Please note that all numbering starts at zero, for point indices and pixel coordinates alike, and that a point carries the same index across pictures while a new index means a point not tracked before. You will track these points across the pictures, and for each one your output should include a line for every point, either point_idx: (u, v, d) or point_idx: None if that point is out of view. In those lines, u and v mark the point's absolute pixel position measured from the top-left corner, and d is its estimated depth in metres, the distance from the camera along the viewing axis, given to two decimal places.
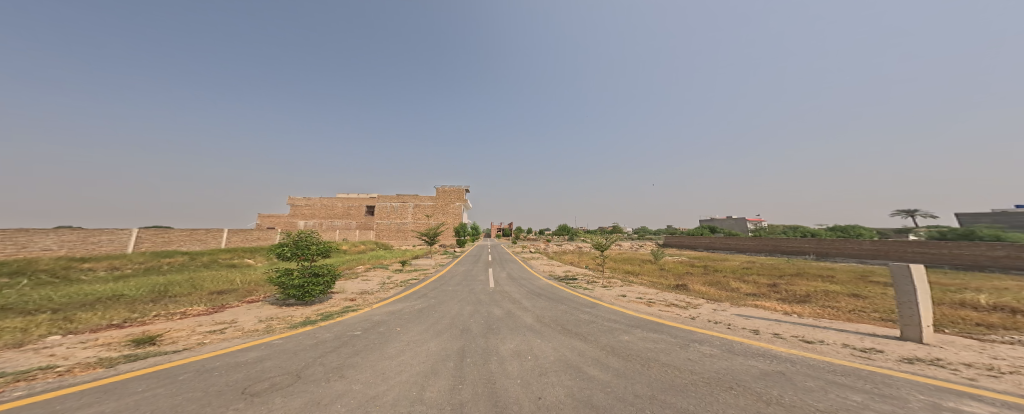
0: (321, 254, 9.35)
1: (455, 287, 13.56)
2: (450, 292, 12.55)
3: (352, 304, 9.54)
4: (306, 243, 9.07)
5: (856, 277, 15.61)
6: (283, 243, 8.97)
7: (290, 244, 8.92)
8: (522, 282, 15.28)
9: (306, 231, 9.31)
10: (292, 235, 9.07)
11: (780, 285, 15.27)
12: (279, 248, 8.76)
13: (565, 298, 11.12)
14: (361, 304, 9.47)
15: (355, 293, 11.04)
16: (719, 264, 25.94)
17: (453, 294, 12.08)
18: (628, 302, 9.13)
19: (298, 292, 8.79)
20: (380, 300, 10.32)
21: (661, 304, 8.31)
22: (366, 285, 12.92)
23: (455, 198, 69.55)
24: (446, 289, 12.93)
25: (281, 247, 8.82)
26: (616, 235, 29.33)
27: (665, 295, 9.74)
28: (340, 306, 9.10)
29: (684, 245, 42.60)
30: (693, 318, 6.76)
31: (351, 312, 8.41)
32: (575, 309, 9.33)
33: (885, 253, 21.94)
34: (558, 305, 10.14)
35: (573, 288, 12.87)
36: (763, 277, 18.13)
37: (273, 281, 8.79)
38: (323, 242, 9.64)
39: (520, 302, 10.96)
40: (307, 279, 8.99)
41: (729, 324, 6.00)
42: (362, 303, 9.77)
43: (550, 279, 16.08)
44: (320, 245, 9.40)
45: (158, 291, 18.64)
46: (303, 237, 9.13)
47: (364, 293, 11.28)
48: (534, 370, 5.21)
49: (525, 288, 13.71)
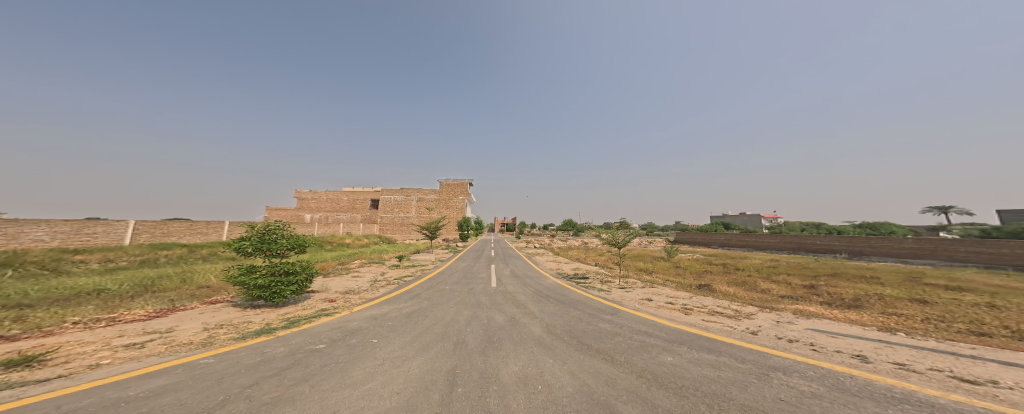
0: (295, 249, 8.01)
1: (452, 286, 12.10)
2: (445, 292, 11.04)
3: (329, 307, 8.17)
4: (274, 237, 7.71)
5: (906, 279, 13.82)
6: (245, 236, 7.59)
7: (253, 238, 7.55)
8: (528, 280, 13.84)
9: (275, 222, 7.93)
10: (258, 228, 7.69)
11: (819, 286, 13.58)
12: (239, 242, 7.37)
13: (578, 301, 9.61)
14: (340, 308, 8.09)
15: (335, 293, 9.71)
16: (739, 261, 24.19)
17: (448, 295, 10.58)
18: (658, 309, 7.54)
19: (265, 293, 7.49)
20: (364, 302, 8.93)
21: (701, 315, 6.74)
22: (353, 283, 11.59)
23: (460, 192, 68.32)
24: (444, 289, 11.48)
25: (242, 241, 7.44)
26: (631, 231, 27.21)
27: (700, 299, 8.19)
28: (314, 310, 7.74)
29: (698, 241, 40.71)
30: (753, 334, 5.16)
31: (323, 318, 7.01)
32: (592, 316, 7.82)
33: (928, 252, 19.98)
34: (571, 311, 8.62)
35: (586, 289, 11.36)
36: (795, 276, 16.44)
37: (234, 280, 7.44)
38: (297, 235, 8.31)
39: (526, 306, 9.50)
40: (278, 277, 7.70)
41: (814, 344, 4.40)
42: (342, 305, 8.45)
43: (558, 278, 14.55)
44: (293, 238, 8.07)
45: (144, 285, 17.56)
46: (270, 230, 7.77)
47: (348, 293, 9.93)
48: (548, 410, 3.72)
49: (531, 288, 12.25)
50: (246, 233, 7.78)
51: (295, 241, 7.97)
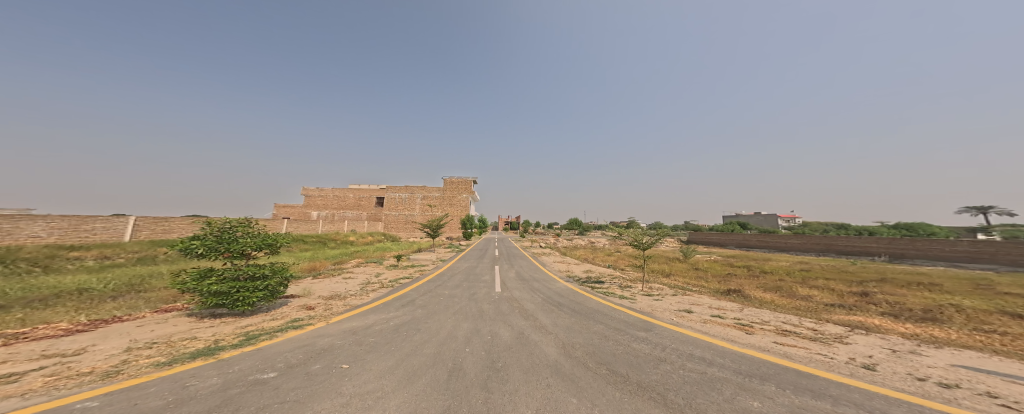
0: (265, 250, 6.84)
1: (452, 291, 10.77)
2: (442, 298, 9.69)
3: (299, 321, 6.85)
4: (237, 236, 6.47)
5: (974, 287, 12.08)
6: (199, 236, 6.27)
7: (209, 238, 6.25)
8: (536, 284, 12.45)
9: (238, 218, 6.65)
10: (215, 224, 6.38)
11: (872, 293, 11.98)
12: (192, 243, 6.08)
13: (599, 312, 8.18)
14: (312, 323, 6.77)
15: (310, 302, 8.46)
16: (764, 263, 22.42)
17: (448, 302, 9.26)
18: (707, 325, 6.16)
19: (227, 301, 6.36)
20: (342, 315, 7.58)
21: (770, 336, 5.32)
22: (338, 288, 10.34)
23: (465, 190, 67.01)
24: (442, 294, 10.16)
25: (196, 242, 6.15)
26: (649, 231, 25.39)
27: (750, 311, 6.77)
28: (280, 324, 6.48)
29: (713, 242, 38.83)
30: (871, 372, 3.74)
31: (285, 336, 5.68)
32: (621, 332, 6.41)
33: (986, 256, 18.05)
34: (592, 325, 7.21)
35: (605, 296, 9.98)
36: (837, 281, 14.72)
37: (187, 286, 6.22)
38: (268, 232, 7.08)
39: (536, 318, 8.09)
40: (244, 282, 6.56)
41: (998, 399, 2.95)
42: (316, 318, 7.24)
43: (571, 281, 13.15)
44: (262, 237, 6.85)
45: (132, 284, 16.48)
46: (232, 228, 6.50)
47: (328, 302, 8.67)
48: None
49: (542, 294, 10.85)
50: (201, 231, 6.45)
51: (266, 240, 6.80)
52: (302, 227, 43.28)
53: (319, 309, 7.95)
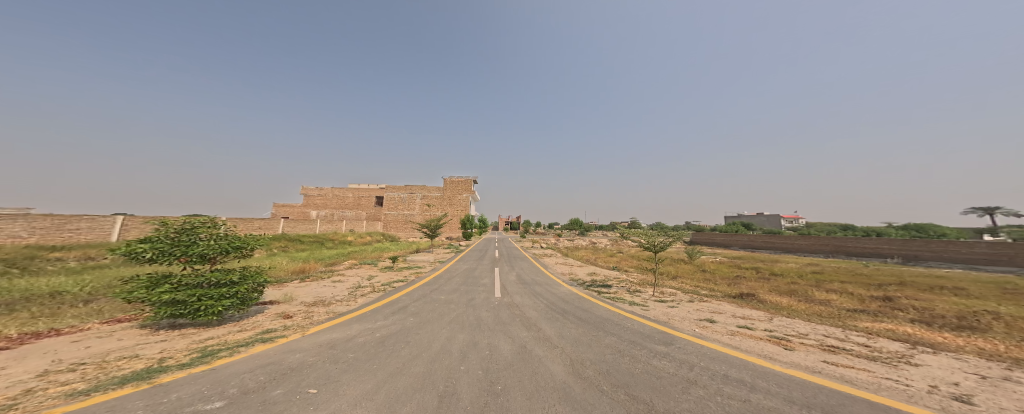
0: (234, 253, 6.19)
1: (446, 297, 10.00)
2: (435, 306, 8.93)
3: (270, 335, 6.05)
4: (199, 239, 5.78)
5: (1003, 292, 11.33)
6: (151, 239, 5.51)
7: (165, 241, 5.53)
8: (538, 288, 11.65)
9: (199, 219, 5.95)
10: (173, 225, 5.67)
11: (896, 297, 11.24)
12: (144, 248, 5.34)
13: (609, 322, 7.38)
14: (284, 337, 5.99)
15: (289, 309, 7.69)
16: (773, 265, 21.69)
17: (442, 310, 8.47)
18: (735, 338, 5.21)
19: (188, 310, 5.67)
20: (321, 326, 6.77)
21: (815, 353, 4.27)
22: (323, 294, 9.54)
23: (464, 189, 66.12)
24: (436, 301, 9.38)
25: (148, 246, 5.41)
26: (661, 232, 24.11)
27: (783, 322, 5.99)
28: (246, 337, 5.78)
29: (716, 242, 38.13)
30: (971, 408, 2.93)
31: (246, 354, 4.97)
32: (637, 347, 5.62)
33: (1005, 259, 17.32)
34: (603, 338, 6.42)
35: (613, 303, 9.17)
36: (854, 284, 13.98)
37: (137, 296, 5.43)
38: (236, 234, 6.42)
39: (539, 329, 7.28)
40: (209, 288, 5.89)
41: None
42: (290, 329, 6.49)
43: (575, 286, 12.34)
44: (230, 239, 6.20)
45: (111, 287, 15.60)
46: (192, 230, 5.79)
47: (309, 309, 7.88)
48: None
49: (544, 300, 10.06)
50: (154, 233, 5.67)
51: (235, 243, 6.16)
52: (298, 227, 42.32)
53: (297, 318, 7.18)
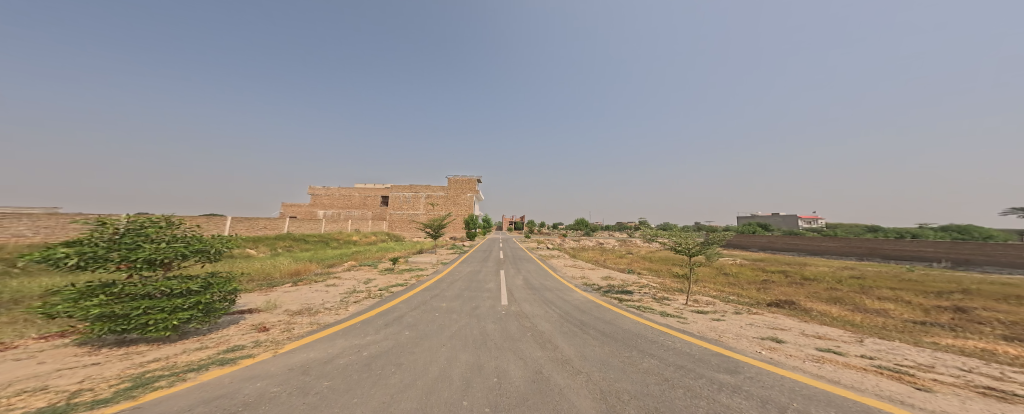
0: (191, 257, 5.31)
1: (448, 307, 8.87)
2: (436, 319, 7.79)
3: (234, 354, 4.93)
4: (151, 242, 4.97)
5: None
6: (85, 242, 4.59)
7: (104, 244, 4.65)
8: (550, 294, 10.48)
9: (151, 218, 5.14)
10: (112, 225, 4.83)
11: (965, 307, 9.78)
12: (76, 251, 4.44)
13: (641, 338, 6.18)
14: (252, 358, 4.89)
15: (268, 320, 6.59)
16: (801, 269, 20.11)
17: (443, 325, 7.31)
18: (826, 368, 3.91)
19: (136, 324, 4.69)
20: (299, 342, 5.68)
21: (973, 401, 2.97)
22: (311, 301, 8.48)
23: (469, 189, 65.09)
24: (437, 313, 8.25)
25: (81, 249, 4.50)
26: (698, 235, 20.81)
27: (876, 343, 4.69)
28: (201, 358, 4.57)
29: (733, 244, 36.42)
30: None
31: (192, 380, 4.04)
32: (691, 375, 4.39)
33: None
34: (641, 362, 5.20)
35: (640, 314, 7.91)
36: (906, 291, 12.45)
37: (64, 310, 4.41)
38: (195, 235, 5.58)
39: (559, 349, 6.10)
40: (162, 298, 4.93)
41: None
42: (260, 348, 5.30)
43: (591, 292, 11.07)
44: (186, 240, 5.34)
45: None
46: (141, 231, 4.94)
47: (291, 320, 6.76)
48: None
49: (559, 309, 8.90)
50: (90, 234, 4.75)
51: (192, 245, 5.30)
52: (304, 226, 41.67)
53: (274, 331, 6.03)
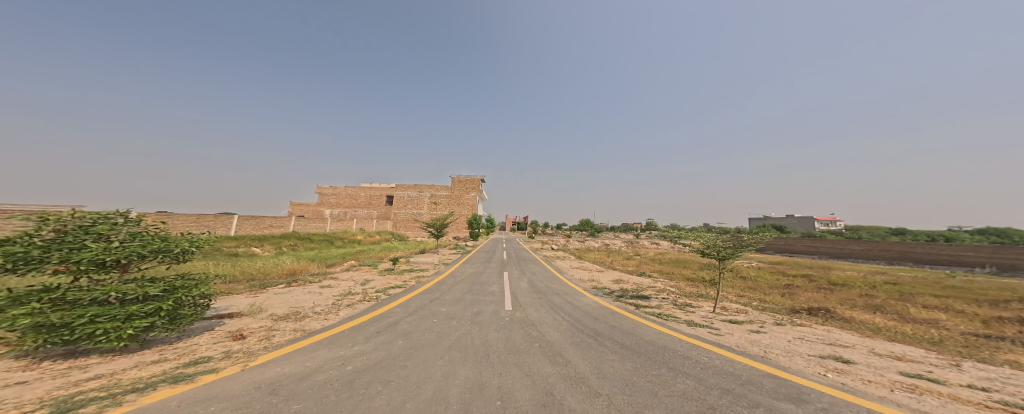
0: (150, 258, 4.69)
1: (448, 314, 8.05)
2: (433, 328, 6.98)
3: (193, 367, 4.06)
4: (102, 241, 4.36)
5: None
6: (23, 239, 3.96)
7: (44, 242, 4.03)
8: (560, 299, 9.65)
9: (105, 215, 4.56)
10: (57, 221, 4.22)
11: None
12: (9, 250, 3.80)
13: (670, 352, 5.31)
14: (214, 372, 4.03)
15: (245, 325, 5.82)
16: (826, 274, 18.92)
17: (440, 336, 6.49)
18: (930, 404, 3.03)
19: (86, 335, 3.90)
20: (275, 353, 4.88)
21: None
22: (300, 303, 7.72)
23: (473, 189, 64.51)
24: (436, 321, 7.45)
25: (16, 249, 3.86)
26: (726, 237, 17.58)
27: (973, 370, 3.78)
28: (151, 375, 3.70)
29: None
30: None
31: (126, 404, 3.20)
32: (747, 404, 3.51)
33: None
34: (675, 383, 4.33)
35: (662, 323, 7.03)
36: (954, 300, 11.33)
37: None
38: (157, 233, 4.97)
39: (573, 366, 5.26)
40: (115, 304, 4.17)
41: None
42: (228, 360, 4.37)
43: (603, 297, 10.15)
44: (146, 238, 4.73)
45: None
46: (91, 227, 4.34)
47: (273, 326, 5.95)
48: None
49: (570, 316, 8.07)
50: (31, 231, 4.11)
51: (152, 245, 4.69)
52: (310, 225, 41.49)
53: (250, 340, 5.18)
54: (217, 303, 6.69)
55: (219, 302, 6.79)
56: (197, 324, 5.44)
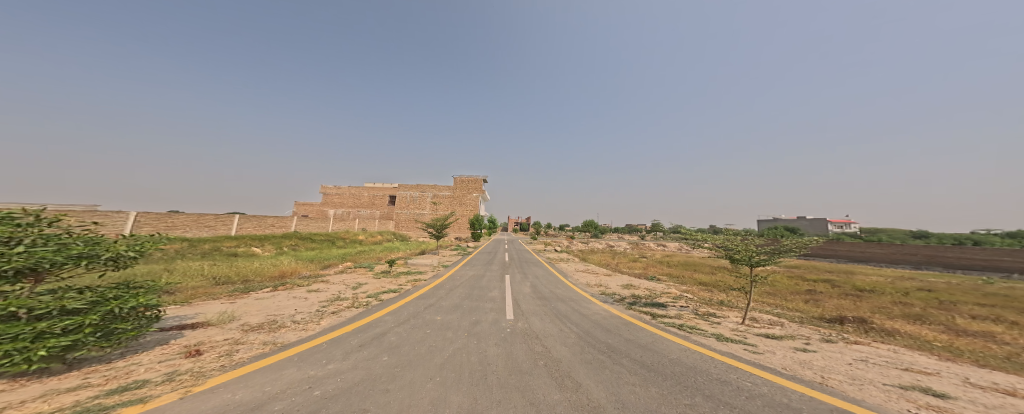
0: (73, 266, 4.16)
1: (442, 324, 7.20)
2: (425, 341, 6.15)
3: (114, 397, 3.24)
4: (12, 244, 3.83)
5: None
6: None
7: None
8: (567, 306, 8.78)
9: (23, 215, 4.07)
10: None
11: None
12: None
13: (703, 375, 4.44)
14: (139, 404, 3.21)
15: (208, 337, 4.96)
16: (848, 279, 17.83)
17: (431, 352, 5.65)
18: None
19: None
20: (232, 372, 4.05)
21: None
22: (281, 310, 6.86)
23: (476, 189, 63.78)
24: (429, 333, 6.60)
25: None
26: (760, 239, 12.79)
27: None
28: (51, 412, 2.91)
29: None
30: None
31: None
32: None
33: None
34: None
35: (685, 337, 6.13)
36: (1001, 310, 10.29)
37: None
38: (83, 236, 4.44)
39: (587, 392, 4.40)
40: (21, 320, 3.44)
41: None
42: (167, 385, 3.58)
43: (613, 304, 9.16)
44: (69, 243, 4.20)
45: None
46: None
47: (241, 338, 5.09)
48: None
49: (578, 327, 7.21)
50: None
51: (72, 250, 4.15)
52: (311, 225, 40.94)
53: (208, 355, 4.35)
54: (181, 313, 5.85)
55: (183, 311, 5.95)
56: (148, 337, 4.60)
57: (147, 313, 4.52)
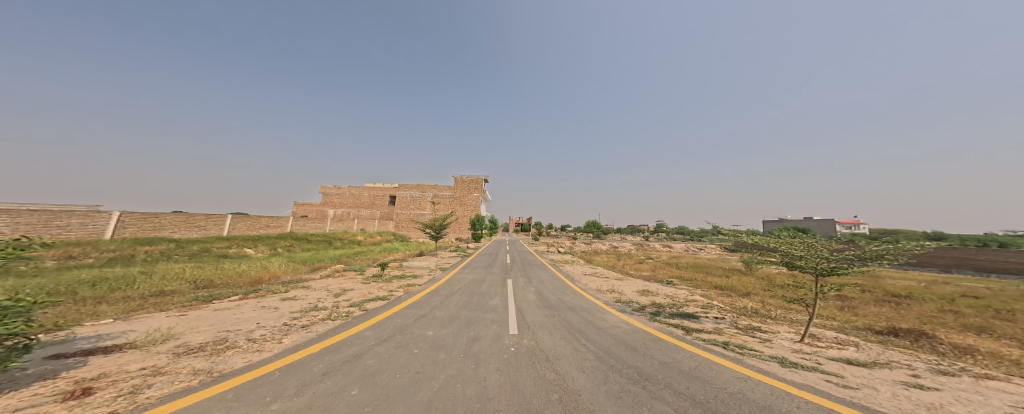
0: None
1: (435, 343, 5.99)
2: (411, 366, 4.92)
3: None
4: None
5: None
6: None
7: None
8: (582, 317, 7.56)
9: None
10: None
11: None
12: None
13: None
14: None
15: (118, 368, 3.48)
16: (876, 283, 16.65)
17: (417, 383, 4.41)
18: None
19: None
20: None
21: None
22: (237, 325, 5.27)
23: (477, 189, 62.67)
24: (417, 355, 5.38)
25: None
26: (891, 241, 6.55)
27: None
28: None
29: None
30: None
31: None
32: None
33: None
34: None
35: (738, 361, 4.91)
36: None
37: None
38: None
39: None
40: None
41: None
42: None
43: (632, 314, 7.88)
44: None
45: (44, 278, 12.29)
46: None
47: (164, 367, 3.58)
48: None
49: (599, 346, 6.00)
50: None
51: None
52: (308, 225, 39.77)
53: (96, 398, 3.04)
54: (100, 333, 4.32)
55: (102, 331, 4.41)
56: (28, 371, 3.37)
57: (5, 342, 3.51)
